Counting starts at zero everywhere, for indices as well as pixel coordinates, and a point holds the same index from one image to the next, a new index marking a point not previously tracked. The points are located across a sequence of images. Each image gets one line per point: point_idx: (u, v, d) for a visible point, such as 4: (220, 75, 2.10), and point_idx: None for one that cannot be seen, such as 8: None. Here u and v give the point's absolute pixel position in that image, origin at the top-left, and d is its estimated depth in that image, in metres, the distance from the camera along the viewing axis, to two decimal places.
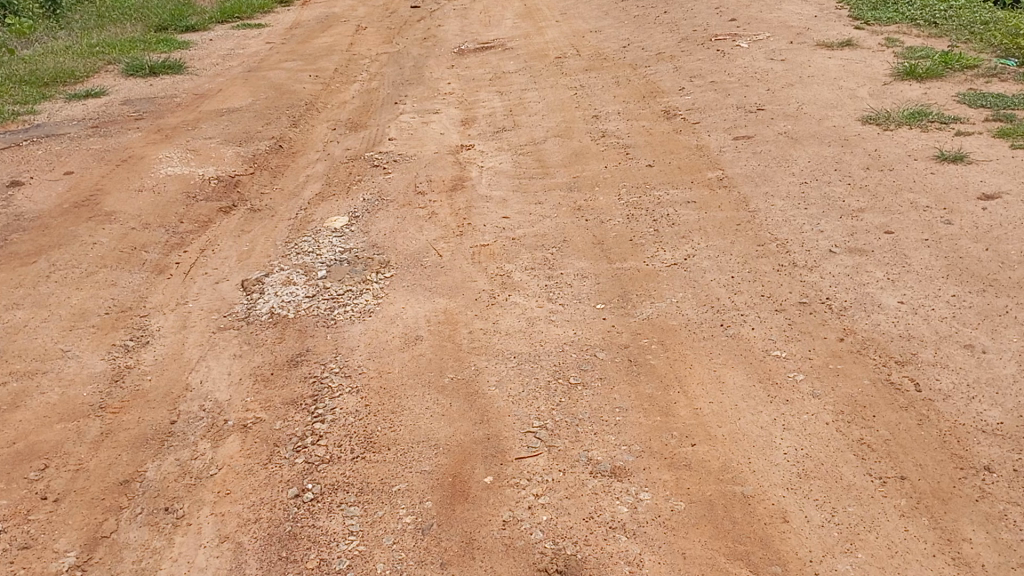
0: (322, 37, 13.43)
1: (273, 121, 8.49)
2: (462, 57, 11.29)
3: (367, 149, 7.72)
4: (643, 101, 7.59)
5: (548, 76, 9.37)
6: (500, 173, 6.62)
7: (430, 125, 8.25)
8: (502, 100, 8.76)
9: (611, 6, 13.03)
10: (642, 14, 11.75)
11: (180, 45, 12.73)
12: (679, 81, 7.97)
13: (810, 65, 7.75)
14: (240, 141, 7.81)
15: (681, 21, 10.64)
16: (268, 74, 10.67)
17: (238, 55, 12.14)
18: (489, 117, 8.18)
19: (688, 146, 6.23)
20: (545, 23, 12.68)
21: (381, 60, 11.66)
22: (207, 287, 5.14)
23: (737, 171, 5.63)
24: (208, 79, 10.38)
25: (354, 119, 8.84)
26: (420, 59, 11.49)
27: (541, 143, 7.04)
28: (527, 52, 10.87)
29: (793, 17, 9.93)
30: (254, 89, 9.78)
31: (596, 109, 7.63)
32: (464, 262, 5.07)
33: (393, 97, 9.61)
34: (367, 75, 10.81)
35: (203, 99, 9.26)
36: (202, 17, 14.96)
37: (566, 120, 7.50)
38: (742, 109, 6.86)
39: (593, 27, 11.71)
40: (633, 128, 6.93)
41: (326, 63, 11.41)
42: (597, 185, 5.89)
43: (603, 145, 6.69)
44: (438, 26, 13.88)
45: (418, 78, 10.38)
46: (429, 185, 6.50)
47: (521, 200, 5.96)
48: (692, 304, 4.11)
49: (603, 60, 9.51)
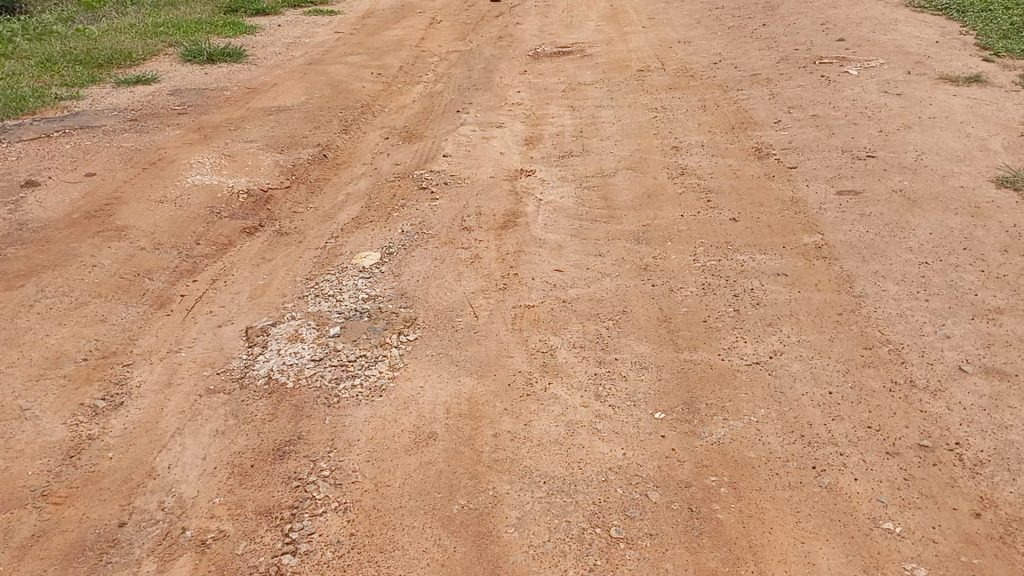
0: (393, 29, 12.79)
1: (322, 126, 7.87)
2: (536, 63, 10.48)
3: (418, 166, 7.00)
4: (731, 133, 6.67)
5: (627, 92, 8.50)
6: (560, 209, 5.81)
7: (491, 143, 7.49)
8: (574, 118, 7.93)
9: (704, 14, 12.03)
10: (737, 26, 10.74)
11: (246, 30, 12.25)
12: (775, 111, 7.01)
13: (930, 104, 6.70)
14: (282, 147, 7.19)
15: (781, 37, 9.61)
16: (329, 68, 10.07)
17: (303, 45, 11.60)
18: (555, 138, 7.37)
19: (780, 198, 5.32)
20: (630, 29, 11.76)
21: (450, 60, 10.95)
22: (207, 330, 4.49)
23: (841, 238, 4.69)
24: (265, 70, 9.84)
25: (410, 128, 8.14)
26: (492, 62, 10.73)
27: (609, 177, 6.21)
28: (607, 61, 9.99)
29: (911, 41, 8.81)
30: (310, 86, 9.17)
31: (675, 139, 6.75)
32: (502, 328, 4.29)
33: (456, 106, 8.87)
34: (433, 77, 10.11)
35: (254, 94, 8.70)
36: None
37: (641, 150, 6.64)
38: (848, 153, 5.88)
39: (682, 37, 10.76)
40: (717, 167, 6.04)
41: (392, 59, 10.76)
42: (669, 239, 5.03)
43: (681, 186, 5.81)
44: (516, 24, 13.08)
45: (487, 84, 9.62)
46: (478, 219, 5.72)
47: (580, 249, 5.13)
48: (775, 427, 3.24)
49: (689, 77, 8.60)
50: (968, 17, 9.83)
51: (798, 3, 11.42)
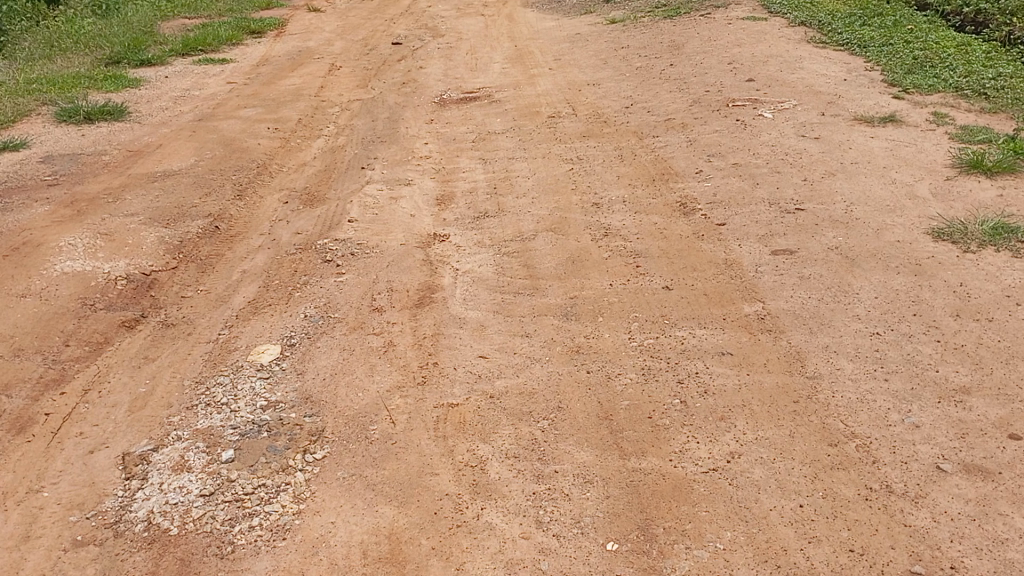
0: (290, 77, 12.20)
1: (214, 192, 7.24)
2: (443, 111, 10.07)
3: (321, 235, 6.45)
4: (652, 187, 6.38)
5: (540, 141, 8.16)
6: (479, 281, 5.36)
7: (400, 205, 7.01)
8: (486, 172, 7.54)
9: (610, 53, 11.88)
10: (645, 66, 10.60)
11: (129, 83, 11.46)
12: (695, 160, 6.77)
13: (850, 147, 6.56)
14: (168, 220, 6.53)
15: (690, 78, 9.48)
16: (220, 124, 9.41)
17: (192, 98, 10.89)
18: (469, 198, 6.96)
19: (713, 260, 5.00)
20: (537, 71, 11.50)
21: (352, 109, 10.44)
22: (76, 459, 3.83)
23: (783, 306, 4.37)
24: (150, 130, 9.13)
25: (312, 189, 7.58)
26: (396, 110, 10.27)
27: (529, 242, 5.81)
28: (516, 107, 9.67)
29: (818, 79, 8.78)
30: (200, 145, 8.51)
31: (595, 195, 6.41)
32: (424, 436, 3.77)
33: (361, 162, 8.36)
34: (334, 130, 9.57)
35: (137, 158, 8.00)
36: (161, 50, 13.71)
37: (561, 209, 6.27)
38: (776, 206, 5.64)
39: (591, 79, 10.55)
40: (642, 225, 5.71)
41: (290, 112, 10.18)
42: (600, 314, 4.63)
43: (606, 249, 5.45)
44: (420, 68, 12.68)
45: (392, 136, 9.15)
46: (390, 297, 5.20)
47: (504, 328, 4.67)
48: (745, 556, 2.85)
49: (603, 124, 8.33)
50: (870, 52, 9.92)
51: (703, 41, 11.39)
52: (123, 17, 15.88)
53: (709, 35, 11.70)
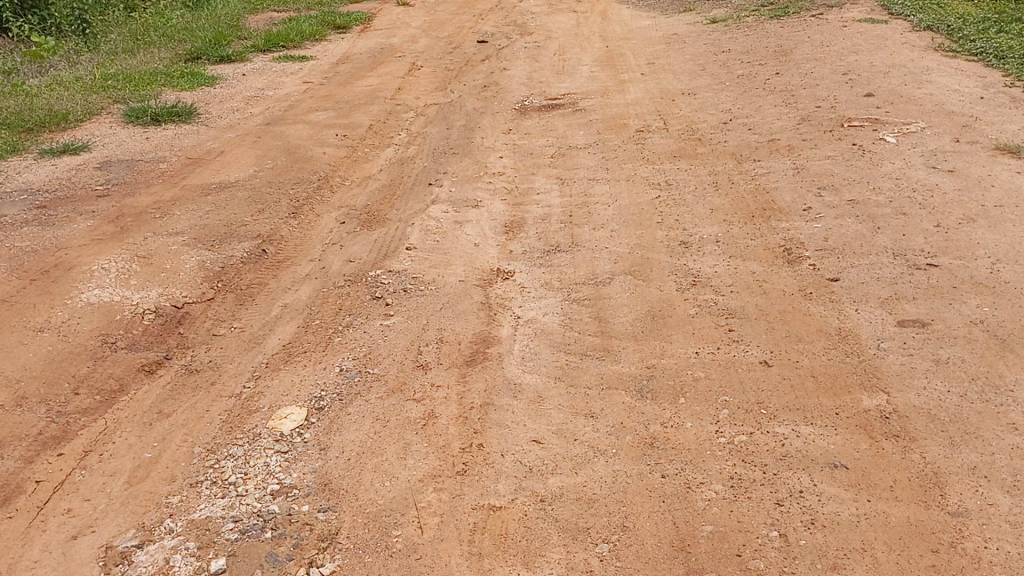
0: (368, 78, 11.75)
1: (267, 210, 6.77)
2: (524, 119, 9.39)
3: (374, 265, 5.86)
4: (750, 225, 5.53)
5: (625, 161, 7.39)
6: (543, 334, 4.64)
7: (465, 231, 6.37)
8: (562, 196, 6.83)
9: (709, 58, 10.96)
10: (747, 74, 9.67)
11: (205, 81, 11.21)
12: (801, 192, 5.88)
13: (991, 185, 5.54)
14: (213, 242, 6.06)
15: (798, 90, 8.53)
16: (288, 130, 9.00)
17: (265, 99, 10.55)
18: (541, 227, 6.26)
19: (822, 328, 4.13)
20: (627, 77, 10.68)
21: (429, 115, 9.87)
22: (55, 547, 3.29)
23: (912, 403, 3.48)
24: (216, 135, 8.79)
25: (373, 209, 7.03)
26: (474, 117, 9.64)
27: (605, 286, 5.06)
28: (602, 119, 8.90)
29: (949, 95, 7.70)
30: (262, 154, 8.09)
31: (684, 232, 5.61)
32: (454, 552, 3.09)
33: (429, 177, 7.76)
34: (407, 138, 9.01)
35: (195, 167, 7.63)
36: (243, 46, 13.51)
37: (642, 247, 5.51)
38: (902, 258, 4.71)
39: (686, 87, 9.68)
40: (737, 274, 4.89)
41: (363, 116, 9.69)
42: (682, 394, 3.83)
43: (694, 304, 4.64)
44: (503, 69, 12.01)
45: (466, 147, 8.53)
46: (438, 351, 4.53)
47: (566, 402, 3.94)
48: None
49: (696, 142, 7.50)
50: (1008, 64, 8.74)
51: (814, 47, 10.35)
52: (212, 9, 15.81)
53: (821, 40, 10.64)
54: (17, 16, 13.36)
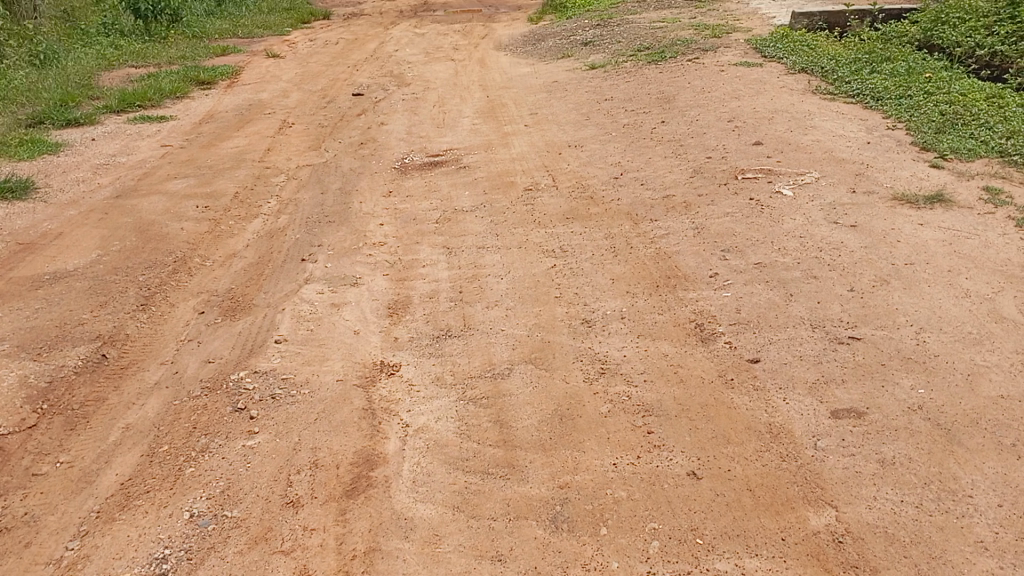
0: (235, 138, 10.92)
1: (111, 303, 5.90)
2: (404, 180, 8.79)
3: (237, 365, 5.11)
4: (656, 298, 5.05)
5: (515, 225, 6.89)
6: (436, 448, 4.00)
7: (342, 317, 5.69)
8: (449, 269, 6.25)
9: (593, 106, 10.70)
10: (633, 124, 9.41)
11: (48, 149, 10.13)
12: (704, 255, 5.50)
13: (897, 240, 5.28)
14: (41, 348, 5.20)
15: (687, 140, 8.29)
16: (140, 202, 8.10)
17: (117, 167, 9.59)
18: (428, 307, 5.65)
19: (751, 426, 3.63)
20: (511, 129, 10.27)
21: (301, 178, 9.15)
22: None
23: (864, 520, 3.03)
24: (56, 212, 7.81)
25: (237, 294, 6.26)
26: (351, 179, 8.98)
27: (503, 380, 4.47)
28: (488, 177, 8.41)
29: (836, 141, 7.58)
30: (108, 233, 7.19)
31: (585, 308, 5.11)
32: None
33: (301, 250, 7.03)
34: (276, 206, 8.26)
35: (27, 254, 6.67)
36: (95, 107, 12.43)
37: (542, 328, 4.98)
38: (822, 330, 4.29)
39: (572, 138, 9.33)
40: (649, 359, 4.38)
41: (227, 183, 8.87)
42: (604, 522, 3.27)
43: (604, 399, 4.09)
44: (381, 124, 11.41)
45: (342, 214, 7.84)
46: (312, 481, 3.83)
47: (466, 543, 3.32)
48: None
49: (588, 201, 7.09)
50: (886, 106, 8.77)
51: (696, 92, 10.23)
52: (62, 67, 14.60)
53: (702, 85, 10.55)
54: None
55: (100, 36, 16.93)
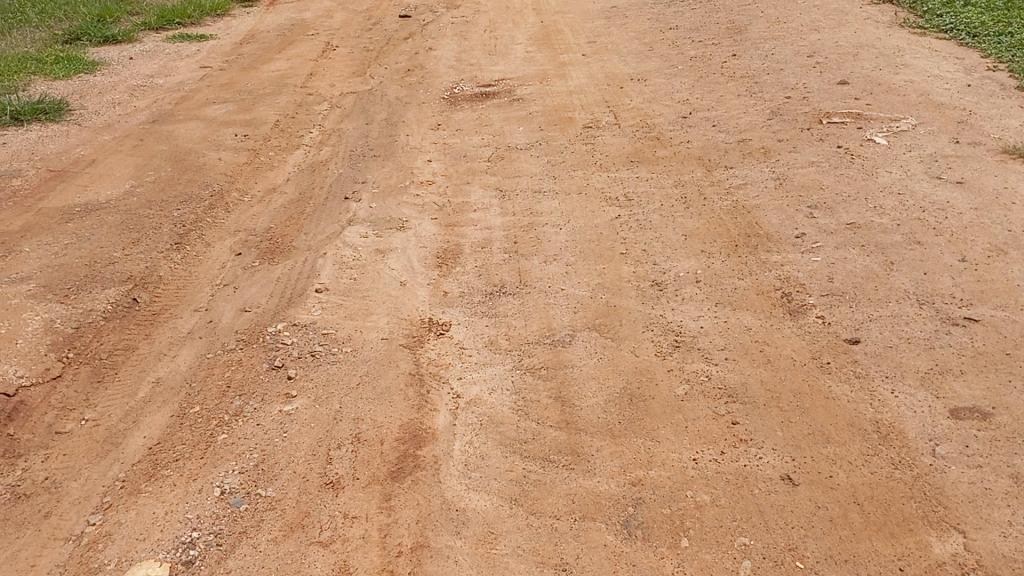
0: (276, 60, 10.41)
1: (143, 239, 5.53)
2: (454, 112, 8.25)
3: (275, 315, 4.72)
4: (734, 258, 4.60)
5: (574, 167, 6.37)
6: (490, 426, 3.59)
7: (388, 264, 5.27)
8: (504, 215, 5.78)
9: (656, 35, 9.97)
10: (701, 57, 8.71)
11: (84, 68, 9.71)
12: (789, 212, 4.95)
13: (1012, 202, 4.68)
14: (68, 290, 4.79)
15: (762, 76, 7.61)
16: (178, 128, 7.69)
17: (154, 89, 9.16)
18: (480, 258, 5.21)
19: (855, 424, 3.22)
20: (567, 58, 9.61)
21: (345, 106, 8.66)
22: None
23: (999, 551, 2.71)
24: (90, 137, 7.43)
25: (276, 233, 5.86)
26: (397, 109, 8.46)
27: (565, 350, 4.04)
28: (543, 111, 7.84)
29: (932, 82, 6.87)
30: (143, 162, 6.79)
31: (655, 268, 4.64)
32: None
33: (345, 187, 6.60)
34: (319, 137, 7.79)
35: (58, 182, 6.32)
36: (133, 23, 11.95)
37: (607, 289, 4.53)
38: (930, 308, 3.81)
39: (635, 71, 8.67)
40: (730, 333, 3.93)
41: (267, 110, 8.41)
42: (684, 531, 2.91)
43: (680, 380, 3.66)
44: (428, 49, 10.80)
45: (388, 148, 7.37)
46: (353, 458, 3.46)
47: (527, 545, 2.95)
48: None
49: (655, 143, 6.53)
50: (985, 44, 7.96)
51: (770, 22, 9.46)
52: None
53: (776, 15, 9.74)
54: None
55: None
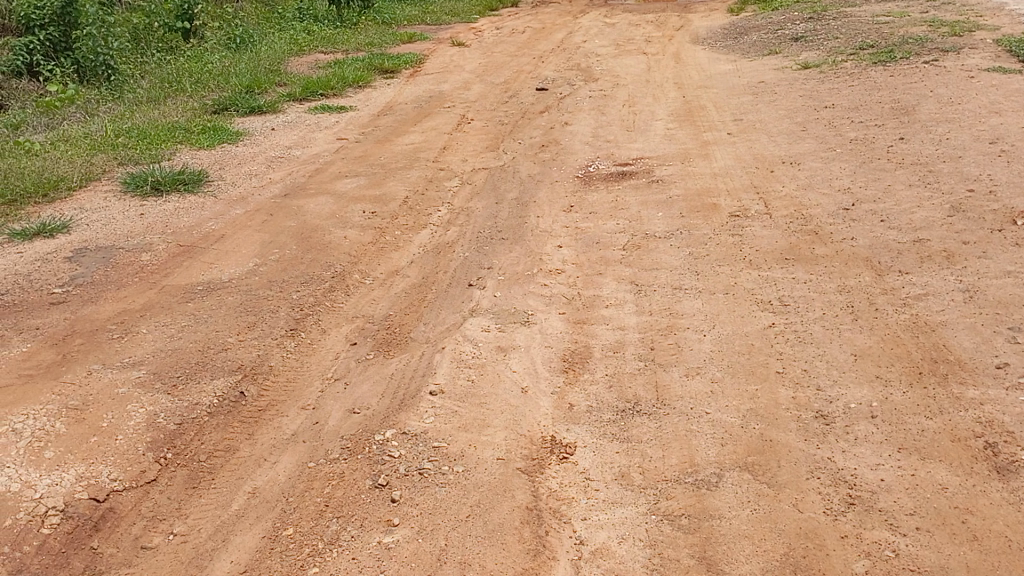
0: (411, 133, 10.37)
1: (260, 324, 5.31)
2: (588, 192, 7.83)
3: (385, 420, 4.32)
4: (918, 390, 3.85)
5: (720, 261, 5.77)
6: None
7: (510, 365, 4.80)
8: (641, 312, 5.24)
9: (809, 114, 9.30)
10: (862, 140, 8.00)
11: (227, 138, 9.94)
12: (984, 335, 4.19)
13: None
14: (177, 378, 4.54)
15: (938, 165, 6.92)
16: (308, 203, 7.60)
17: (290, 161, 9.22)
18: (613, 364, 4.65)
19: None
20: (711, 137, 9.08)
21: (476, 182, 8.41)
22: None
23: None
24: (224, 210, 7.44)
25: (394, 321, 5.53)
26: (529, 187, 8.13)
27: (711, 495, 3.44)
28: (684, 196, 7.31)
29: None
30: (269, 239, 6.68)
31: (819, 395, 3.96)
32: None
33: (469, 272, 6.24)
34: (447, 215, 7.53)
35: (185, 258, 6.26)
36: (278, 94, 12.28)
37: (761, 418, 3.87)
38: None
39: (787, 153, 8.06)
40: (920, 492, 3.26)
41: (398, 185, 8.25)
42: None
43: (857, 551, 3.07)
44: (565, 124, 10.51)
45: (518, 230, 7.00)
46: None
47: None
48: None
49: (812, 238, 5.85)
50: None
51: (942, 103, 8.78)
52: (255, 51, 14.70)
53: (947, 96, 8.99)
54: (52, 56, 12.36)
55: (295, 21, 17.07)
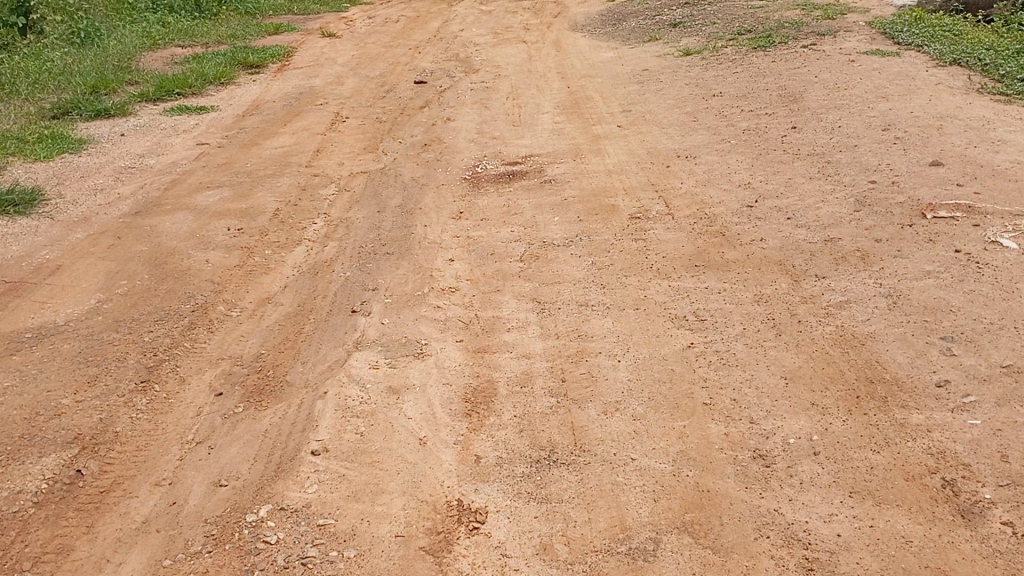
0: (280, 135, 9.52)
1: (103, 378, 4.51)
2: (477, 195, 7.26)
3: (259, 494, 3.68)
4: (859, 419, 3.47)
5: (625, 271, 5.34)
6: None
7: (404, 410, 4.18)
8: (546, 335, 4.72)
9: (699, 103, 9.04)
10: (755, 130, 7.76)
11: (68, 147, 8.82)
12: (917, 347, 3.84)
13: None
14: None
15: (836, 155, 6.72)
16: (162, 221, 6.72)
17: (142, 171, 8.24)
18: (521, 402, 4.11)
19: None
20: (601, 130, 8.67)
21: (355, 188, 7.70)
22: None
23: None
24: (61, 233, 6.48)
25: (266, 361, 4.82)
26: (412, 192, 7.49)
27: (650, 568, 2.97)
28: (580, 196, 6.86)
29: None
30: (115, 267, 5.81)
31: (753, 430, 3.52)
32: None
33: (351, 296, 5.56)
34: (323, 227, 6.80)
35: (11, 298, 5.34)
36: (129, 95, 11.10)
37: (693, 461, 3.42)
38: None
39: (681, 146, 7.74)
40: (884, 549, 2.88)
41: (266, 195, 7.45)
42: None
43: None
44: (447, 119, 9.89)
45: (404, 243, 6.37)
46: None
47: None
48: None
49: (718, 241, 5.50)
50: None
51: (829, 89, 8.66)
52: (102, 46, 13.34)
53: (833, 82, 8.90)
54: None
55: (147, 11, 15.67)
